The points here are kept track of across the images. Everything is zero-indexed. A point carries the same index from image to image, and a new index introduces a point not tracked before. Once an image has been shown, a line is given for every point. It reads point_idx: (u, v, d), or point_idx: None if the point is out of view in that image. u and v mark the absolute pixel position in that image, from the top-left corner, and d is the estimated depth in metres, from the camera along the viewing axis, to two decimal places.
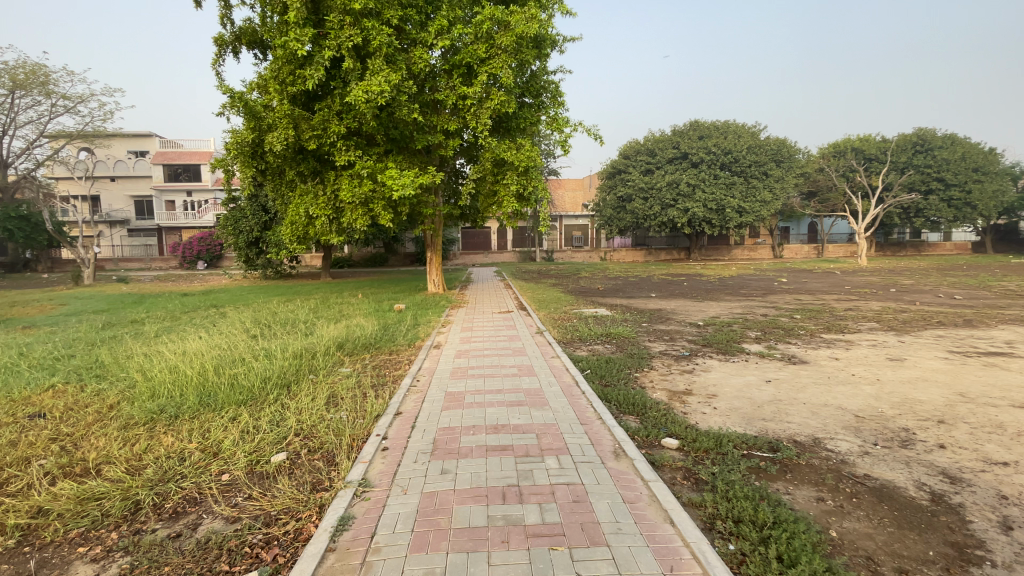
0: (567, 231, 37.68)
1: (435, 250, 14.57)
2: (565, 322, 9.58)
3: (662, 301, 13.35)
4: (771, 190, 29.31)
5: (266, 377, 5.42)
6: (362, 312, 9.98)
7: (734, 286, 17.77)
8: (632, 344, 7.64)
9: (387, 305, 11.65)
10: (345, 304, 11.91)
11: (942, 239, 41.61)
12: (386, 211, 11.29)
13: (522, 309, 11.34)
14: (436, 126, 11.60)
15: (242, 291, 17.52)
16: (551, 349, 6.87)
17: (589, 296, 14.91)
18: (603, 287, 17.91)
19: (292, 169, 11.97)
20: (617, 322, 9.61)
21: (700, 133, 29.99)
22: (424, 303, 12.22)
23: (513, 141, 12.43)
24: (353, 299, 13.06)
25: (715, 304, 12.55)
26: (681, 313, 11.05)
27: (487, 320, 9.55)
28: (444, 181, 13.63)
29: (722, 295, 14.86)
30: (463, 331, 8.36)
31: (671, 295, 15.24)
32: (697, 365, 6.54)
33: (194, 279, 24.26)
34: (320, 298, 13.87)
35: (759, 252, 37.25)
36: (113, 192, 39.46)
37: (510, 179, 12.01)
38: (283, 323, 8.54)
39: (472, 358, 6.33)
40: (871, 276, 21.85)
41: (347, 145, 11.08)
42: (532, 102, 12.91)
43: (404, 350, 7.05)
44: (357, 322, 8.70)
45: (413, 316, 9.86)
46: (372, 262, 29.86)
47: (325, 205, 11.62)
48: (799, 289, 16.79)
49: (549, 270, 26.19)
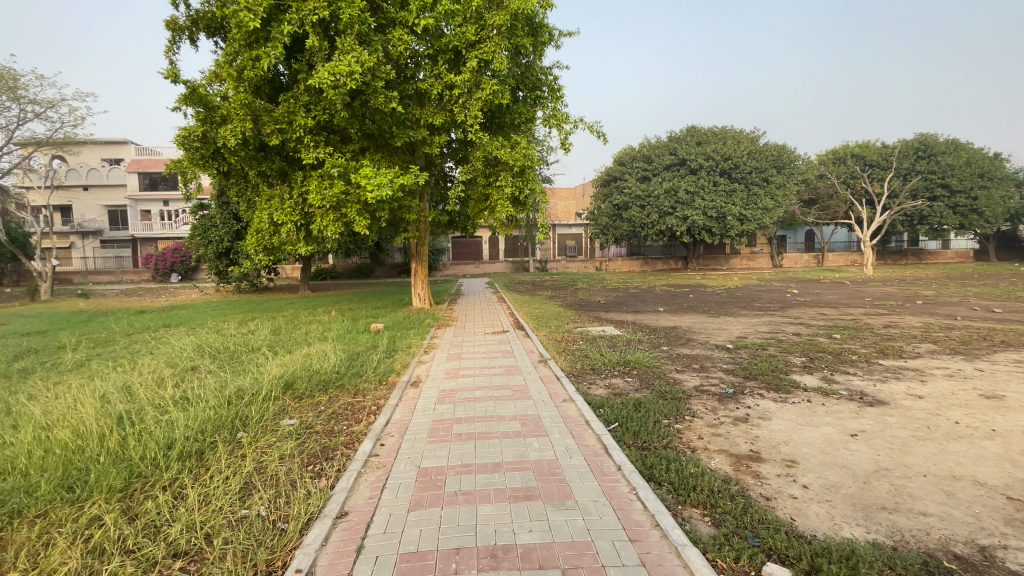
0: (561, 240, 36.30)
1: (421, 261, 13.08)
2: (571, 346, 8.08)
3: (674, 317, 11.90)
4: (774, 198, 28.13)
5: (168, 444, 3.89)
6: (332, 336, 8.55)
7: (745, 298, 16.39)
8: (659, 377, 6.17)
9: (364, 324, 10.20)
10: (317, 324, 10.45)
11: (942, 247, 40.78)
12: (363, 217, 9.83)
13: (518, 329, 9.87)
14: (419, 120, 10.15)
15: (208, 307, 15.88)
16: (560, 387, 5.40)
17: (592, 311, 13.45)
18: (604, 300, 16.46)
19: (255, 170, 10.45)
20: (631, 345, 8.13)
21: (698, 138, 28.72)
22: (406, 320, 10.80)
23: (507, 139, 11.04)
24: (327, 317, 11.58)
25: (735, 320, 11.13)
26: (701, 332, 9.60)
27: (480, 344, 8.09)
28: (430, 185, 12.19)
29: (738, 310, 13.44)
30: (451, 359, 6.89)
31: (680, 309, 13.79)
32: (750, 409, 5.09)
33: (162, 293, 22.47)
34: (290, 315, 12.34)
35: (758, 260, 36.12)
36: (85, 202, 37.52)
37: (504, 181, 10.56)
38: (227, 353, 6.98)
39: (459, 404, 4.81)
40: (885, 287, 20.66)
41: (315, 141, 9.63)
42: (527, 97, 11.53)
43: (373, 391, 5.53)
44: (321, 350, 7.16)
45: (390, 338, 8.37)
46: (356, 274, 28.25)
47: (292, 211, 10.14)
48: (818, 301, 15.46)
49: (544, 281, 24.71)
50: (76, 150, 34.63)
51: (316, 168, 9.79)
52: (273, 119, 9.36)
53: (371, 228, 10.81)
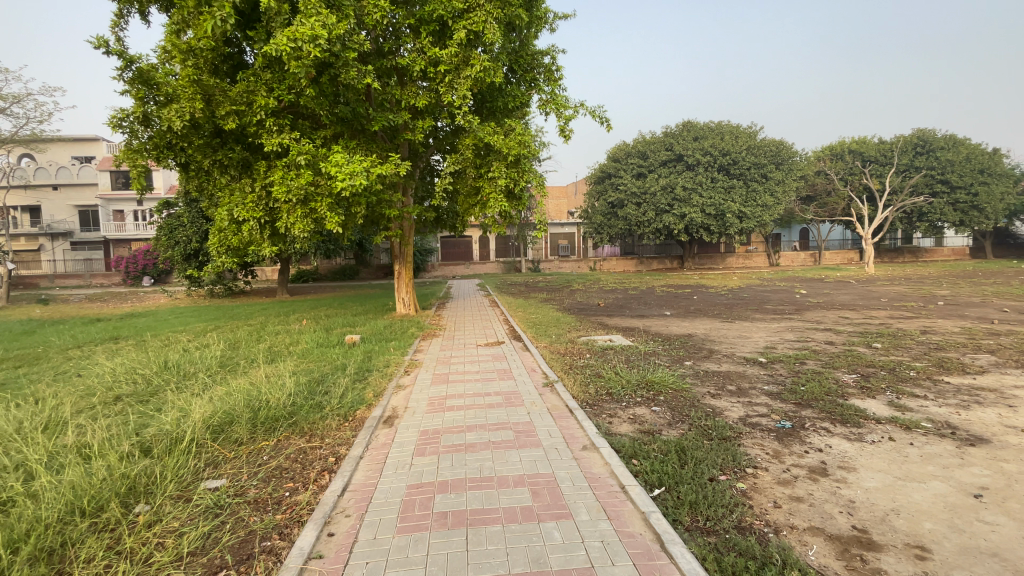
0: (553, 240, 35.16)
1: (404, 262, 11.87)
2: (578, 360, 6.92)
3: (685, 323, 10.78)
4: (773, 195, 27.10)
5: (16, 538, 2.69)
6: (296, 355, 7.33)
7: (753, 300, 15.35)
8: (693, 405, 5.04)
9: (338, 335, 8.99)
10: (287, 335, 9.26)
11: (937, 245, 40.29)
12: (337, 213, 8.60)
13: (515, 339, 8.69)
14: (399, 102, 8.93)
15: (172, 315, 14.51)
16: (576, 425, 4.20)
17: (592, 316, 12.30)
18: (604, 302, 15.32)
19: (211, 161, 9.19)
20: (647, 359, 7.00)
21: (695, 133, 27.65)
22: (387, 328, 9.62)
23: (501, 125, 9.86)
24: (299, 326, 10.38)
25: (753, 327, 10.04)
26: (721, 341, 8.49)
27: (472, 358, 6.87)
28: (414, 178, 11.00)
29: (751, 314, 12.37)
30: (435, 382, 5.65)
31: (689, 313, 12.68)
32: (822, 454, 3.96)
33: (129, 298, 20.95)
34: (257, 324, 11.06)
35: (755, 259, 35.29)
36: (54, 201, 35.54)
37: (497, 171, 9.39)
38: (159, 383, 5.69)
39: (445, 457, 3.59)
40: (894, 286, 19.78)
41: (278, 126, 8.37)
42: (521, 79, 10.34)
43: (336, 434, 4.28)
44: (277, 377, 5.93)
45: (366, 354, 7.14)
46: (340, 276, 26.96)
47: (255, 206, 8.88)
48: (832, 303, 14.41)
49: (537, 283, 23.52)
50: (43, 146, 32.79)
51: (280, 157, 8.53)
52: (230, 100, 8.11)
53: (347, 227, 9.59)
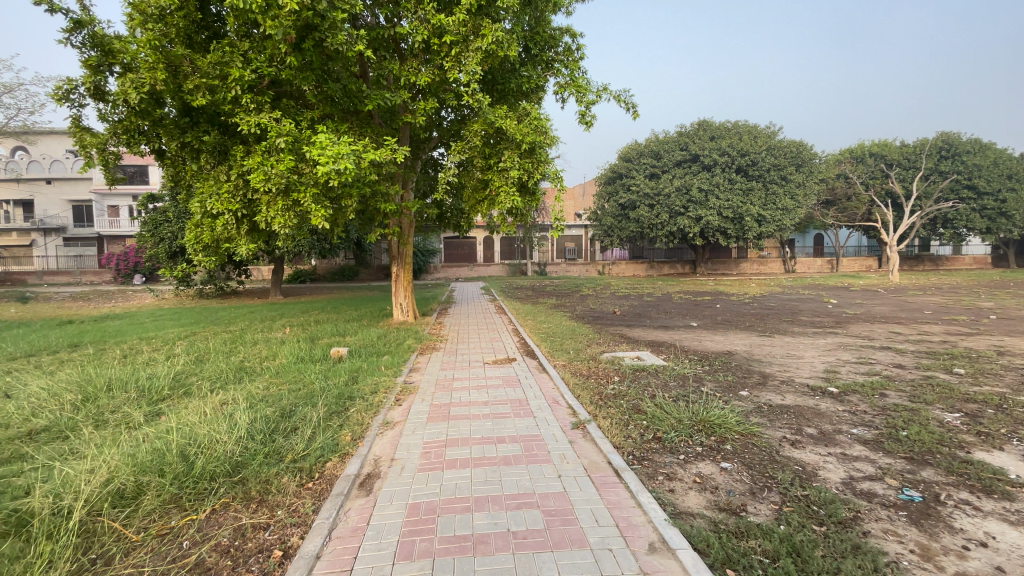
0: (560, 242, 33.97)
1: (403, 264, 10.63)
2: (609, 387, 5.70)
3: (718, 337, 9.53)
4: (793, 198, 25.79)
5: None
6: (268, 374, 6.14)
7: (782, 310, 14.08)
8: (774, 463, 3.81)
9: (324, 347, 7.80)
10: (266, 346, 8.08)
11: (957, 254, 38.85)
12: (323, 206, 7.43)
13: (528, 354, 7.49)
14: (398, 79, 7.77)
15: (151, 317, 13.34)
16: (631, 500, 2.96)
17: (610, 326, 11.09)
18: (620, 310, 14.09)
19: (181, 146, 8.05)
20: (693, 388, 5.76)
21: (711, 133, 26.36)
22: (380, 339, 8.42)
23: (515, 109, 8.65)
24: (282, 335, 9.19)
25: (799, 345, 8.78)
26: (771, 363, 7.22)
27: (478, 382, 5.61)
28: (414, 170, 9.85)
29: (787, 327, 11.09)
30: (432, 419, 4.40)
31: (716, 324, 11.46)
32: (989, 553, 2.72)
33: (114, 298, 19.85)
34: (237, 331, 9.88)
35: (769, 265, 33.99)
36: (47, 195, 34.39)
37: (509, 162, 8.23)
38: (83, 414, 4.53)
39: (442, 564, 2.34)
40: (929, 296, 18.45)
41: (256, 104, 7.21)
42: (536, 59, 9.17)
43: (291, 505, 3.07)
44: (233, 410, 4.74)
45: (353, 375, 5.94)
46: (338, 276, 25.87)
47: (230, 197, 7.71)
48: (871, 315, 13.13)
49: (544, 287, 22.35)
50: (36, 138, 31.70)
51: (259, 140, 7.37)
52: (201, 73, 6.99)
53: (337, 223, 8.42)
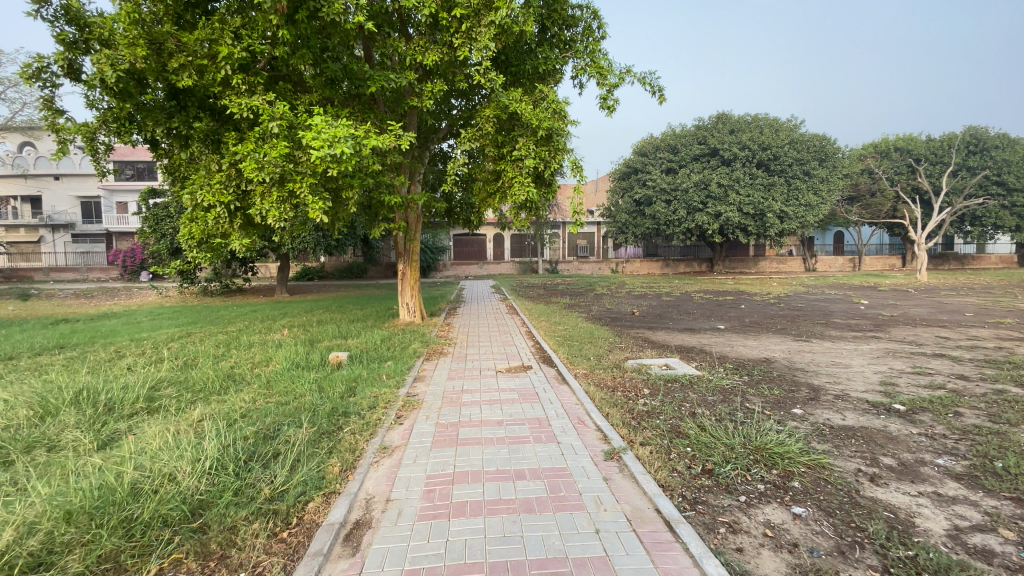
0: (571, 240, 33.20)
1: (409, 261, 9.97)
2: (640, 403, 4.99)
3: (750, 342, 8.76)
4: (816, 193, 24.79)
5: None
6: (256, 384, 5.52)
7: (811, 312, 13.23)
8: (857, 509, 3.08)
9: (322, 351, 7.19)
10: (261, 349, 7.47)
11: (983, 252, 37.46)
12: (322, 197, 6.81)
13: (545, 361, 6.81)
14: (403, 59, 7.11)
15: (150, 316, 12.83)
16: (694, 572, 2.26)
17: (630, 328, 10.37)
18: (638, 311, 13.34)
19: (169, 134, 7.45)
20: (737, 405, 5.04)
21: (731, 126, 25.42)
22: (383, 343, 7.78)
23: (531, 92, 7.96)
24: (280, 337, 8.59)
25: (842, 352, 7.98)
26: (818, 374, 6.45)
27: (491, 396, 4.92)
28: (420, 162, 9.20)
29: (822, 331, 10.30)
30: (437, 444, 3.72)
31: (744, 327, 10.69)
32: None
33: (118, 295, 19.50)
34: (234, 332, 9.32)
35: (788, 264, 32.97)
36: (57, 191, 34.24)
37: (523, 150, 7.55)
38: (33, 436, 3.91)
39: None
40: (964, 296, 17.47)
41: (248, 85, 6.60)
42: (552, 39, 8.47)
43: (257, 565, 2.43)
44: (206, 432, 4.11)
45: (350, 386, 5.31)
46: (346, 273, 25.35)
47: (222, 188, 7.08)
48: (909, 317, 12.26)
49: (557, 286, 21.63)
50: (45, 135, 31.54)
51: (253, 126, 6.76)
52: (188, 51, 6.41)
53: (338, 217, 7.80)
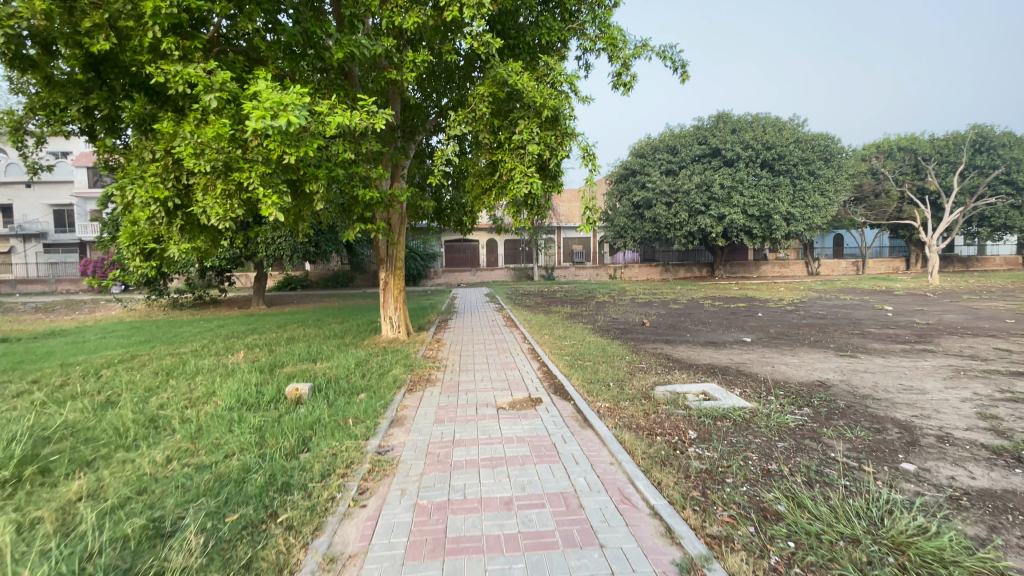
0: (566, 245, 31.97)
1: (392, 268, 8.64)
2: (694, 457, 3.72)
3: (791, 359, 7.50)
4: (823, 194, 23.77)
5: None
6: (179, 434, 4.18)
7: (838, 320, 12.02)
8: None
9: (282, 380, 5.87)
10: (207, 378, 6.11)
11: (985, 254, 36.72)
12: (277, 190, 5.52)
13: (555, 388, 5.53)
14: (379, 22, 5.82)
15: (100, 333, 11.37)
16: None
17: (646, 342, 9.10)
18: (648, 321, 12.06)
19: (94, 117, 6.08)
20: (823, 458, 3.79)
21: (732, 125, 24.27)
22: (357, 367, 6.45)
23: (532, 67, 6.76)
24: (237, 360, 7.23)
25: (903, 370, 6.75)
26: (895, 404, 5.21)
27: (494, 452, 3.59)
28: (403, 154, 7.94)
29: (862, 342, 9.11)
30: (413, 553, 2.40)
31: (773, 338, 9.46)
32: None
33: (81, 309, 17.93)
34: (185, 354, 7.93)
35: (791, 267, 31.94)
36: (28, 199, 32.47)
37: (525, 134, 6.31)
38: None
39: None
40: (988, 300, 16.44)
41: (183, 52, 5.34)
42: (556, 8, 7.27)
43: None
44: (71, 530, 2.78)
45: (303, 437, 3.99)
46: (331, 282, 23.95)
47: (157, 182, 5.75)
48: (948, 325, 11.09)
49: (555, 293, 20.37)
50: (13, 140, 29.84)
51: (190, 103, 5.47)
52: (106, 9, 5.14)
53: (302, 215, 6.52)
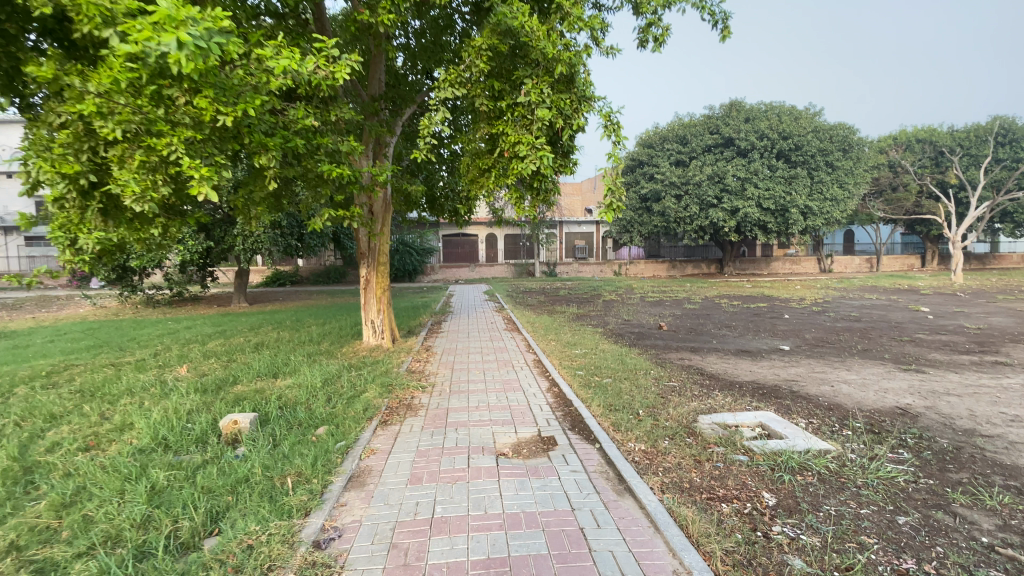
0: (568, 240, 30.66)
1: (374, 264, 7.38)
2: (791, 550, 2.51)
3: (848, 375, 6.25)
4: (842, 186, 22.49)
5: None
6: (44, 502, 2.95)
7: (877, 324, 10.75)
8: None
9: (223, 406, 4.62)
10: (133, 402, 4.87)
11: (1002, 252, 35.38)
12: (213, 163, 4.29)
13: (571, 418, 4.31)
14: None
15: (51, 335, 10.11)
16: None
17: (669, 351, 7.83)
18: (665, 324, 10.81)
19: None
20: (981, 552, 2.56)
21: (746, 113, 22.90)
22: (322, 386, 5.21)
23: (541, 17, 5.51)
24: (182, 375, 5.97)
25: (995, 392, 5.49)
26: (1017, 445, 3.97)
27: (491, 549, 2.34)
28: (385, 128, 6.70)
29: (919, 352, 7.85)
30: None
31: (813, 346, 8.19)
32: None
33: (49, 306, 16.61)
34: (126, 366, 6.68)
35: (803, 264, 30.66)
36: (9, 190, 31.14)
37: (532, 95, 5.07)
38: None
39: None
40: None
41: None
42: None
43: None
44: None
45: (213, 513, 2.75)
46: (323, 278, 22.75)
47: (64, 154, 4.51)
48: (1003, 330, 9.83)
49: (558, 291, 19.16)
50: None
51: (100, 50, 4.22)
52: None
53: (256, 197, 5.29)
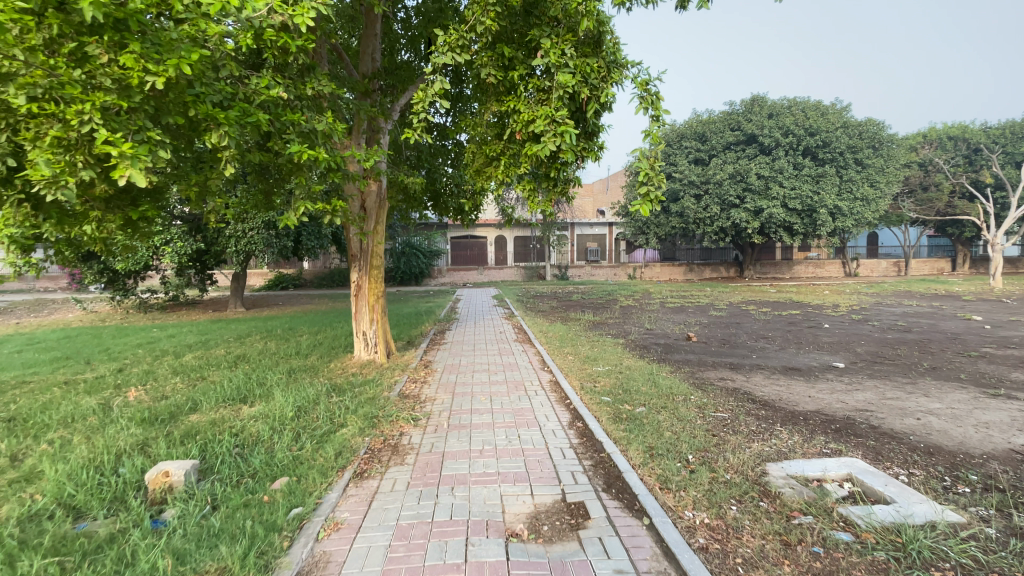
0: (581, 242, 29.52)
1: (366, 266, 6.45)
2: None
3: (931, 403, 5.16)
4: (872, 185, 21.27)
5: None
6: None
7: (933, 336, 9.60)
8: None
9: (162, 447, 3.64)
10: (58, 440, 3.93)
11: None
12: (147, 139, 3.37)
13: (603, 471, 3.30)
14: None
15: (22, 345, 9.26)
16: None
17: (706, 369, 6.76)
18: (693, 334, 9.70)
19: None
20: None
21: (769, 108, 21.70)
22: (293, 417, 4.26)
23: None
24: (135, 398, 5.04)
25: None
26: None
27: None
28: (377, 109, 5.77)
29: (999, 372, 6.72)
30: None
31: (871, 364, 7.09)
32: None
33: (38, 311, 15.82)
34: (79, 384, 5.76)
35: (827, 268, 29.34)
36: None
37: (551, 59, 4.12)
38: None
39: None
40: None
41: None
42: None
43: None
44: None
45: None
46: (327, 281, 21.89)
47: None
48: None
49: (572, 296, 18.10)
50: None
51: None
52: None
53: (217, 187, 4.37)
